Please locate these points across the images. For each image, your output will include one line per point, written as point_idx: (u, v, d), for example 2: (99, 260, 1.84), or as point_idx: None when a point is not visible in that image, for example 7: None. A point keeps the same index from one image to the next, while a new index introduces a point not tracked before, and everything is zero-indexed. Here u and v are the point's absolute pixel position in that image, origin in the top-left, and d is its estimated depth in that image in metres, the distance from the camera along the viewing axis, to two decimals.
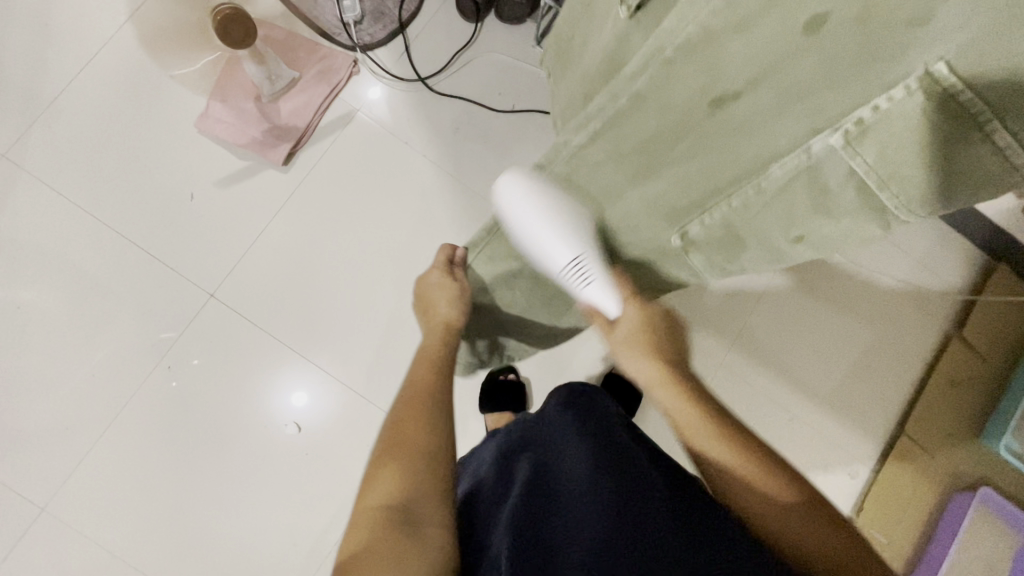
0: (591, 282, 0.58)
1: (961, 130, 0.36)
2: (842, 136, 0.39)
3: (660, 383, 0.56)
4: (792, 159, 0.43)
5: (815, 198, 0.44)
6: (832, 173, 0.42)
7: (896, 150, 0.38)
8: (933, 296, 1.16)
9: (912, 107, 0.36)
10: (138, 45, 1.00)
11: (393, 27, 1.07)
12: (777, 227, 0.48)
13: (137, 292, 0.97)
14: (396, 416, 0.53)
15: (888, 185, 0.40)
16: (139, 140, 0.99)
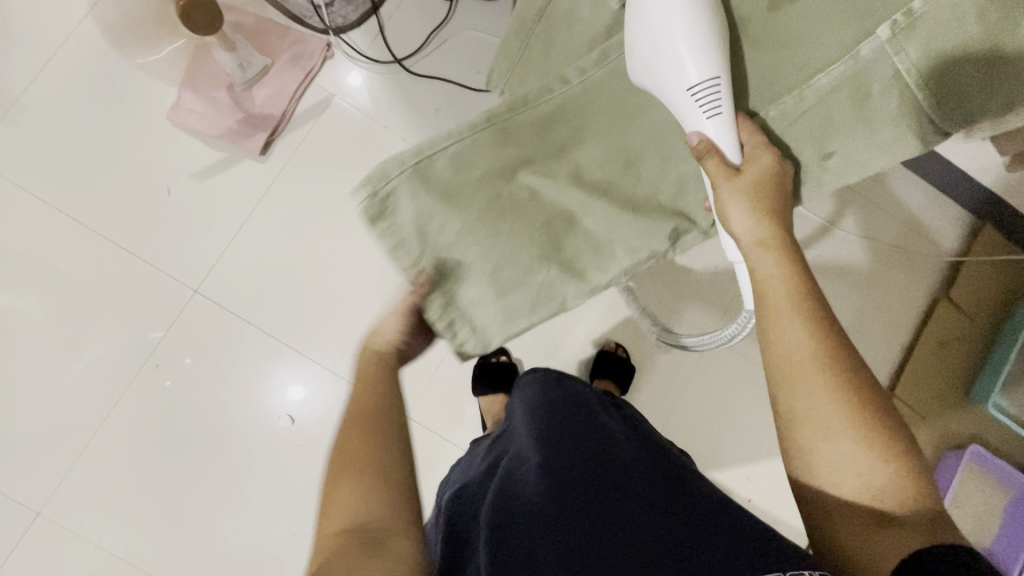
0: (719, 114, 0.49)
1: (989, 59, 0.43)
2: (890, 28, 0.46)
3: (783, 296, 0.47)
4: (839, 68, 0.48)
5: (853, 105, 0.48)
6: (883, 69, 0.47)
7: (939, 47, 0.44)
8: (921, 259, 1.16)
9: (951, 7, 0.43)
10: (101, 37, 0.97)
11: (365, 8, 1.05)
12: (809, 139, 0.50)
13: (118, 292, 0.95)
14: (344, 429, 0.47)
15: (927, 95, 0.45)
16: (109, 137, 0.97)
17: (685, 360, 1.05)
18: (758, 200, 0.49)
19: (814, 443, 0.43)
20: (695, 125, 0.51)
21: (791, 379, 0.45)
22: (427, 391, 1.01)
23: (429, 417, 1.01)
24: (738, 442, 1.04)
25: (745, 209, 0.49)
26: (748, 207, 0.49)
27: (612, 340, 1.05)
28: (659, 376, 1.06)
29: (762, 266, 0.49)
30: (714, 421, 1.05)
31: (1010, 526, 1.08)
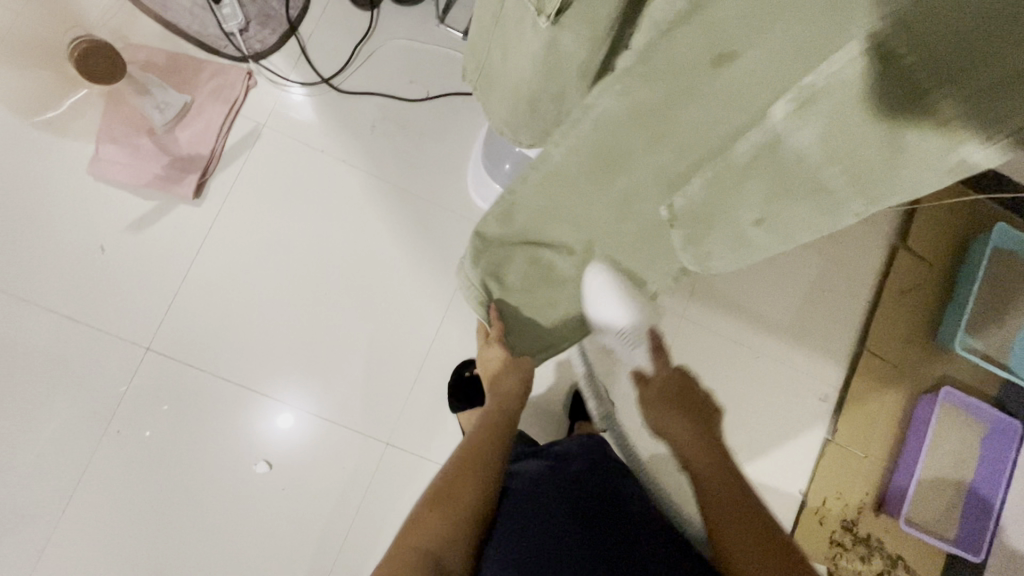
0: (638, 348, 0.72)
1: (906, 108, 0.32)
2: (787, 105, 0.36)
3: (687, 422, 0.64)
4: (752, 134, 0.40)
5: (769, 180, 0.41)
6: (789, 147, 0.38)
7: (845, 125, 0.34)
8: (875, 211, 1.17)
9: (848, 73, 0.32)
10: (1, 95, 0.91)
11: (283, 29, 1.00)
12: (742, 207, 0.46)
13: (64, 360, 0.91)
14: (471, 432, 0.69)
15: (843, 164, 0.36)
16: (29, 199, 0.91)
17: None
18: (670, 407, 0.66)
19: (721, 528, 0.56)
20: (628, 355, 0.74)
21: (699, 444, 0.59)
22: (404, 414, 0.99)
23: (410, 439, 0.99)
24: None
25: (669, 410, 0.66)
26: (655, 413, 0.67)
27: None
28: None
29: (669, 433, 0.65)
30: None
31: (989, 458, 1.12)
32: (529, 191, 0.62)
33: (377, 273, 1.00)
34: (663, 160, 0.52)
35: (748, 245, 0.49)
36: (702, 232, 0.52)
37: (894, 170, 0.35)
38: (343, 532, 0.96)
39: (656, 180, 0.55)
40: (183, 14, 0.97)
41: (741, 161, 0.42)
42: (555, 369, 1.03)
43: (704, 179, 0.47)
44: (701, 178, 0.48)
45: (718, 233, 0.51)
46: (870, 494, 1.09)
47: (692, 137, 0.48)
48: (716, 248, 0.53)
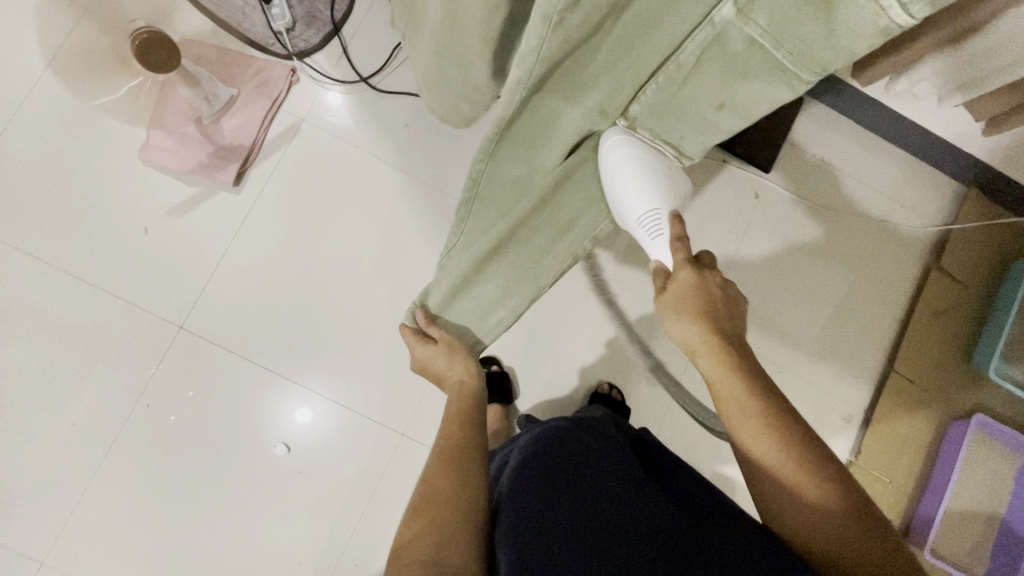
0: (660, 236, 0.71)
1: None
2: (733, 5, 0.50)
3: (707, 348, 0.60)
4: (702, 32, 0.53)
5: (729, 64, 0.55)
6: (732, 36, 0.52)
7: (779, 13, 0.47)
8: (910, 229, 1.15)
9: None
10: (64, 84, 0.97)
11: (327, 30, 1.04)
12: (702, 100, 0.61)
13: (103, 334, 0.95)
14: (438, 462, 0.64)
15: (782, 45, 0.50)
16: (84, 181, 0.97)
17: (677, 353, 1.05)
18: (692, 304, 0.62)
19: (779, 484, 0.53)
20: (648, 244, 0.73)
21: (731, 406, 0.57)
22: (422, 407, 1.01)
23: (425, 433, 1.00)
24: None
25: (679, 320, 0.62)
26: (679, 317, 0.62)
27: (606, 380, 1.04)
28: (652, 372, 1.05)
29: (710, 368, 0.59)
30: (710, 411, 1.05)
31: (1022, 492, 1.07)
32: (477, 203, 0.71)
33: (403, 268, 1.03)
34: (602, 90, 0.60)
35: (712, 132, 0.65)
36: (668, 121, 0.67)
37: (811, 26, 0.47)
38: (357, 518, 0.97)
39: (597, 110, 0.64)
40: (234, 13, 1.02)
41: (690, 61, 0.56)
42: (573, 372, 1.03)
43: (658, 83, 0.61)
44: (656, 80, 0.61)
45: (684, 121, 0.66)
46: (894, 520, 1.06)
47: (627, 74, 0.59)
48: (683, 129, 0.68)
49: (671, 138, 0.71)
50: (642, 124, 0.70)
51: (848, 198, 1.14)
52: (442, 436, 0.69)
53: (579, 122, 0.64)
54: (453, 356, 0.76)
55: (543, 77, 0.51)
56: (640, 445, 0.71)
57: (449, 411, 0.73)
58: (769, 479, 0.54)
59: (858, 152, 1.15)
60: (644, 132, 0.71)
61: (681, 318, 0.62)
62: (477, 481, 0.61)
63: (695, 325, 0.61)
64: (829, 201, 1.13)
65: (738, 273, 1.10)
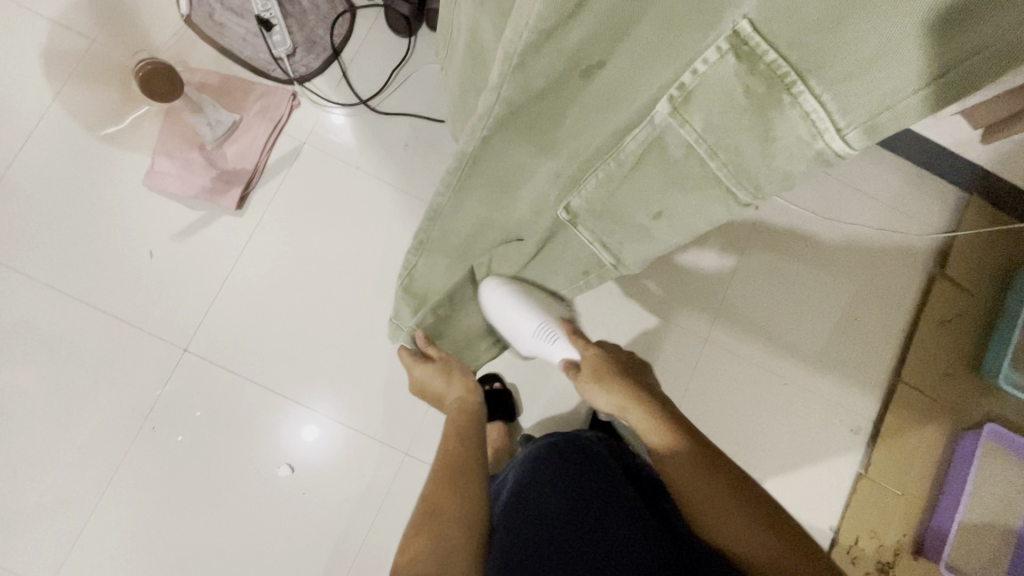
0: (557, 340, 0.76)
1: (773, 93, 0.41)
2: (670, 102, 0.46)
3: (632, 407, 0.64)
4: (643, 129, 0.49)
5: (666, 168, 0.52)
6: (674, 138, 0.49)
7: (719, 110, 0.45)
8: (914, 238, 1.14)
9: (728, 68, 0.42)
10: (72, 114, 1.00)
11: (326, 55, 1.06)
12: (644, 202, 0.56)
13: (109, 358, 0.96)
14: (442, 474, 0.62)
15: (718, 155, 0.47)
16: (91, 207, 0.99)
17: (680, 366, 1.05)
18: (611, 378, 0.67)
19: (712, 521, 0.58)
20: (550, 350, 0.77)
21: (660, 456, 0.61)
22: (425, 426, 1.01)
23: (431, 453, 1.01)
24: (741, 439, 1.05)
25: (603, 395, 0.67)
26: (602, 391, 0.67)
27: None
28: None
29: (632, 418, 0.64)
30: (714, 422, 1.05)
31: None
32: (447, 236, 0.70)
33: None
34: (557, 162, 0.58)
35: (652, 239, 0.60)
36: (608, 225, 0.62)
37: (746, 137, 0.45)
38: (361, 539, 0.97)
39: (551, 181, 0.60)
40: (235, 41, 1.05)
41: (633, 155, 0.52)
42: (576, 388, 1.03)
43: (598, 178, 0.56)
44: (596, 176, 0.56)
45: (621, 227, 0.61)
46: (906, 534, 1.04)
47: (583, 145, 0.54)
48: (628, 242, 0.63)
49: (609, 244, 0.64)
50: (582, 224, 0.63)
51: (849, 207, 1.13)
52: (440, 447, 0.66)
53: (536, 179, 0.61)
54: (449, 372, 0.77)
55: (506, 116, 0.50)
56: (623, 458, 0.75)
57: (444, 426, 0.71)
58: (700, 518, 0.59)
59: (857, 160, 1.15)
60: (584, 231, 0.64)
61: (601, 392, 0.67)
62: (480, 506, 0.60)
63: (612, 393, 0.66)
64: (831, 210, 1.13)
65: (739, 284, 1.09)
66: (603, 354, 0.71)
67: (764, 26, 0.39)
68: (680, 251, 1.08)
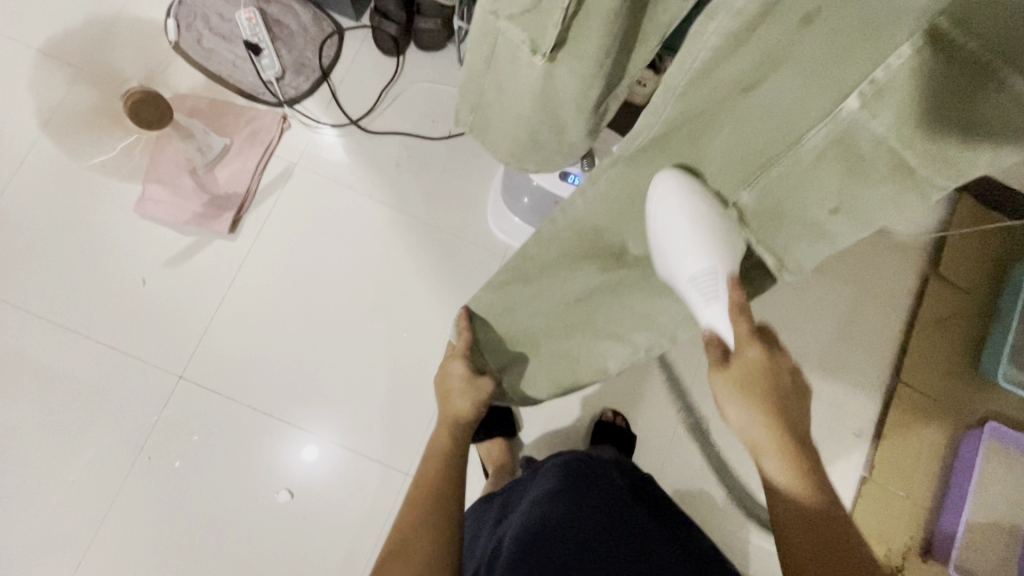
0: (716, 301, 0.54)
1: (974, 84, 0.36)
2: (860, 97, 0.41)
3: (751, 404, 0.52)
4: (822, 129, 0.44)
5: (848, 169, 0.45)
6: (861, 136, 0.43)
7: (904, 112, 0.40)
8: (906, 238, 1.15)
9: (908, 67, 0.38)
10: (61, 144, 1.00)
11: (316, 76, 1.07)
12: (820, 197, 0.48)
13: (103, 388, 0.95)
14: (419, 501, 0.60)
15: (914, 145, 0.41)
16: (82, 236, 0.98)
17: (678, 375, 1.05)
18: (731, 379, 0.53)
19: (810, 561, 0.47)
20: (699, 310, 0.55)
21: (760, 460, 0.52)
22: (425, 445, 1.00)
23: None
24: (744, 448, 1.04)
25: (725, 385, 0.54)
26: (732, 391, 0.53)
27: (610, 407, 1.03)
28: (655, 396, 1.04)
29: (758, 441, 0.52)
30: (715, 431, 1.04)
31: None
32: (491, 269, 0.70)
33: (400, 305, 1.03)
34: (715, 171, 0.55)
35: (826, 240, 0.50)
36: (773, 228, 0.54)
37: (938, 129, 0.39)
38: (365, 564, 0.95)
39: (703, 194, 0.56)
40: (224, 65, 1.05)
41: (809, 157, 0.47)
42: (576, 401, 1.02)
43: (773, 175, 0.50)
44: (766, 178, 0.51)
45: (790, 228, 0.52)
46: (914, 537, 1.03)
47: (743, 156, 0.51)
48: (799, 247, 0.53)
49: (771, 244, 0.55)
50: (749, 228, 0.56)
51: None
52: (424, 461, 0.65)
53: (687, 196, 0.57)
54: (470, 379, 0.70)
55: (669, 128, 0.50)
56: (634, 485, 0.74)
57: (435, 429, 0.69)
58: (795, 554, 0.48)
59: None
60: (747, 236, 0.56)
61: (725, 384, 0.54)
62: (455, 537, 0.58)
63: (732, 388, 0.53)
64: None
65: (735, 291, 1.10)
66: (759, 357, 0.52)
67: (963, 23, 0.35)
68: None
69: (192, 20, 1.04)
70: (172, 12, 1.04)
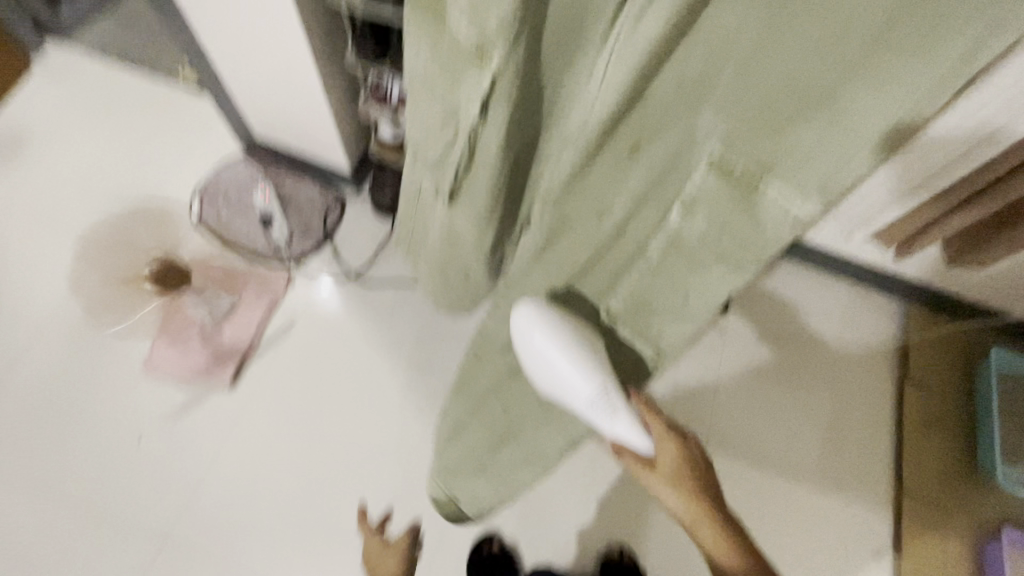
0: (620, 416, 0.59)
1: (744, 193, 0.40)
2: (679, 207, 0.45)
3: (702, 519, 0.59)
4: (653, 239, 0.49)
5: (684, 270, 0.49)
6: (687, 238, 0.46)
7: (722, 214, 0.42)
8: (872, 347, 1.22)
9: (710, 185, 0.41)
10: (81, 312, 1.09)
11: (319, 238, 1.20)
12: (674, 298, 0.52)
13: (99, 553, 0.95)
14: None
15: (717, 248, 0.45)
16: (89, 398, 1.03)
17: None
18: (677, 489, 0.60)
19: None
20: (608, 426, 0.60)
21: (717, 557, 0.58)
22: None
23: None
24: None
25: (671, 494, 0.60)
26: (675, 494, 0.60)
27: (615, 541, 1.00)
28: (663, 526, 1.00)
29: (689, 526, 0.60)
30: None
31: None
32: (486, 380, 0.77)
33: (395, 447, 1.05)
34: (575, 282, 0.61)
35: (684, 321, 0.54)
36: (641, 322, 0.58)
37: (741, 221, 0.41)
38: None
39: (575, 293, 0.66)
40: (237, 234, 1.18)
41: (653, 257, 0.50)
42: (578, 537, 1.00)
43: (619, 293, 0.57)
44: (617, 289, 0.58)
45: (656, 317, 0.56)
46: None
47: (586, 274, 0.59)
48: (665, 330, 0.57)
49: (648, 339, 0.59)
50: (619, 326, 0.61)
51: (807, 325, 1.22)
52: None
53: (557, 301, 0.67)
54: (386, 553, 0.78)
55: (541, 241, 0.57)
56: None
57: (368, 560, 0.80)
58: None
59: (802, 284, 1.26)
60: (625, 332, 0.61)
61: (674, 493, 0.60)
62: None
63: (683, 498, 0.60)
64: (791, 329, 1.22)
65: (720, 409, 1.14)
66: (675, 449, 0.61)
67: (733, 154, 0.39)
68: (657, 383, 1.14)
69: (213, 200, 1.20)
70: (198, 193, 1.20)
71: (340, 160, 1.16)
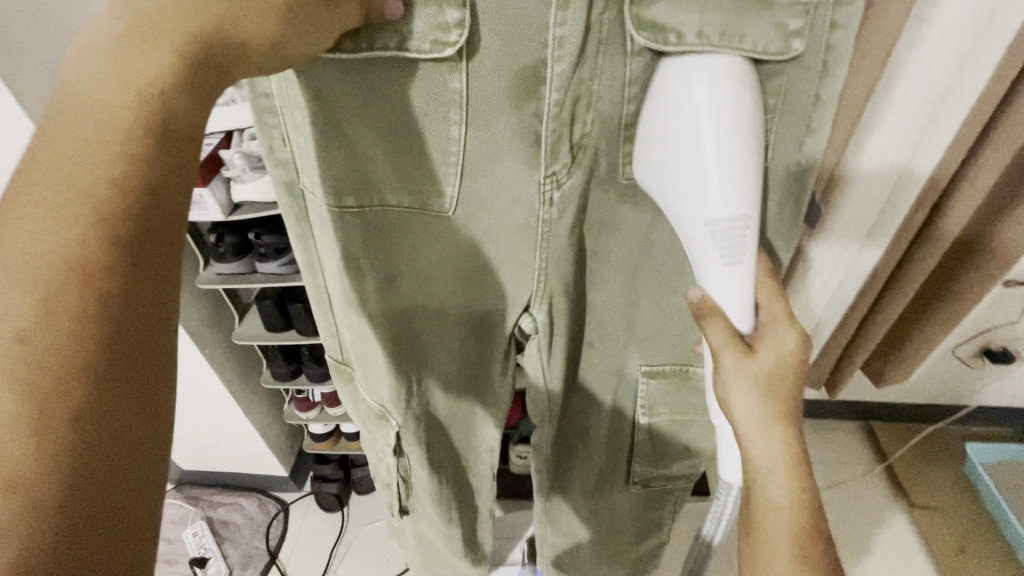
0: (738, 257, 0.42)
1: (681, 378, 0.63)
2: (642, 414, 0.66)
3: (782, 425, 0.42)
4: (638, 435, 0.69)
5: (679, 428, 0.68)
6: (659, 422, 0.67)
7: (682, 400, 0.65)
8: (859, 479, 1.19)
9: (655, 389, 0.64)
10: None
11: (264, 561, 1.08)
12: (675, 447, 0.70)
13: None
14: (11, 313, 0.23)
15: (687, 427, 0.68)
16: None
17: None
18: (772, 388, 0.43)
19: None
20: (710, 270, 0.43)
21: (748, 450, 0.43)
22: None
23: None
24: None
25: (748, 387, 0.43)
26: (755, 389, 0.42)
27: None
28: None
29: (750, 428, 0.43)
30: None
31: None
32: (414, 557, 0.84)
33: None
34: (586, 490, 0.77)
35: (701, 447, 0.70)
36: (659, 471, 0.73)
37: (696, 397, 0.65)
38: None
39: (598, 498, 0.78)
40: None
41: (646, 440, 0.69)
42: None
43: (647, 465, 0.72)
44: (642, 468, 0.73)
45: (679, 461, 0.72)
46: None
47: (605, 470, 0.75)
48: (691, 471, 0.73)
49: (675, 477, 0.74)
50: (657, 491, 0.77)
51: None
52: (93, 153, 0.26)
53: (580, 502, 0.79)
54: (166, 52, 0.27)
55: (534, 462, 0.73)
56: None
57: (57, 111, 0.26)
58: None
59: None
60: (669, 492, 0.77)
61: (757, 390, 0.42)
62: (113, 523, 0.24)
63: (774, 399, 0.42)
64: None
65: None
66: (791, 353, 0.44)
67: (657, 366, 0.62)
68: None
69: None
70: None
71: (273, 469, 1.11)
